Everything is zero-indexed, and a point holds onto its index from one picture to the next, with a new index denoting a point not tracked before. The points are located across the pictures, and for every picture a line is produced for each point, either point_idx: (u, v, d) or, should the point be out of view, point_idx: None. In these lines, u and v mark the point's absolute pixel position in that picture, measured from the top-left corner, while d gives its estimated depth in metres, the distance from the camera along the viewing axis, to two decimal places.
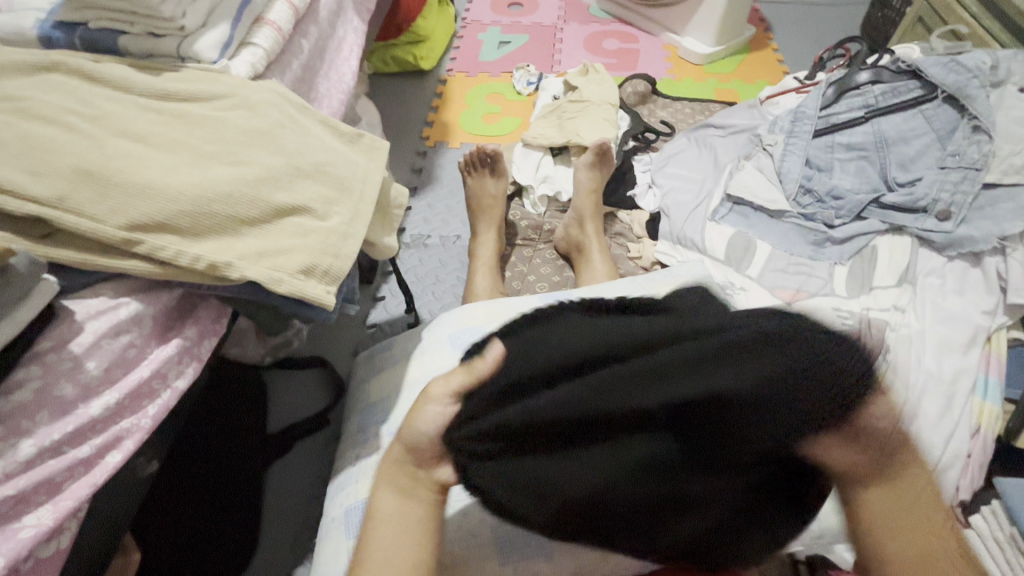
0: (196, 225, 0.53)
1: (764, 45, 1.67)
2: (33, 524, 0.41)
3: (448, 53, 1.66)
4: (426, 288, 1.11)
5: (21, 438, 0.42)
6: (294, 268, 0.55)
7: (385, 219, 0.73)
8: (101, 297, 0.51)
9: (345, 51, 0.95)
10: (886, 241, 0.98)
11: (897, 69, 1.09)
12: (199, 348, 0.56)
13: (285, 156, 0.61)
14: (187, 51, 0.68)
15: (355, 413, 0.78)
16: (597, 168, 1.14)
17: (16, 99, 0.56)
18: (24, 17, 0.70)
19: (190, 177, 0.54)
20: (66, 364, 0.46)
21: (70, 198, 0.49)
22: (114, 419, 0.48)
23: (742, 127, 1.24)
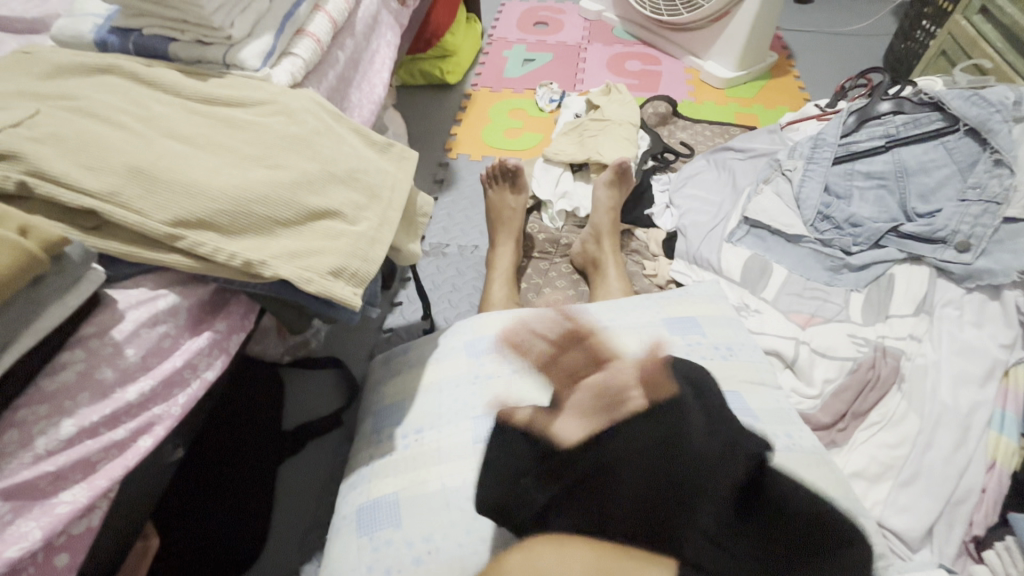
0: (234, 223, 0.55)
1: (786, 71, 1.69)
2: (69, 501, 0.43)
3: (473, 68, 1.71)
4: (443, 296, 1.13)
5: (64, 418, 0.45)
6: (325, 269, 0.58)
7: (410, 226, 0.75)
8: (141, 288, 0.54)
9: (377, 63, 0.98)
10: (904, 270, 0.98)
11: (919, 100, 1.09)
12: (228, 341, 0.58)
13: (320, 162, 0.64)
14: (233, 59, 0.71)
15: (370, 414, 0.80)
16: (615, 185, 1.16)
17: (75, 99, 0.59)
18: (83, 23, 0.74)
19: (232, 178, 0.57)
20: (108, 349, 0.49)
21: (122, 192, 0.52)
22: (147, 405, 0.51)
23: (762, 151, 1.26)
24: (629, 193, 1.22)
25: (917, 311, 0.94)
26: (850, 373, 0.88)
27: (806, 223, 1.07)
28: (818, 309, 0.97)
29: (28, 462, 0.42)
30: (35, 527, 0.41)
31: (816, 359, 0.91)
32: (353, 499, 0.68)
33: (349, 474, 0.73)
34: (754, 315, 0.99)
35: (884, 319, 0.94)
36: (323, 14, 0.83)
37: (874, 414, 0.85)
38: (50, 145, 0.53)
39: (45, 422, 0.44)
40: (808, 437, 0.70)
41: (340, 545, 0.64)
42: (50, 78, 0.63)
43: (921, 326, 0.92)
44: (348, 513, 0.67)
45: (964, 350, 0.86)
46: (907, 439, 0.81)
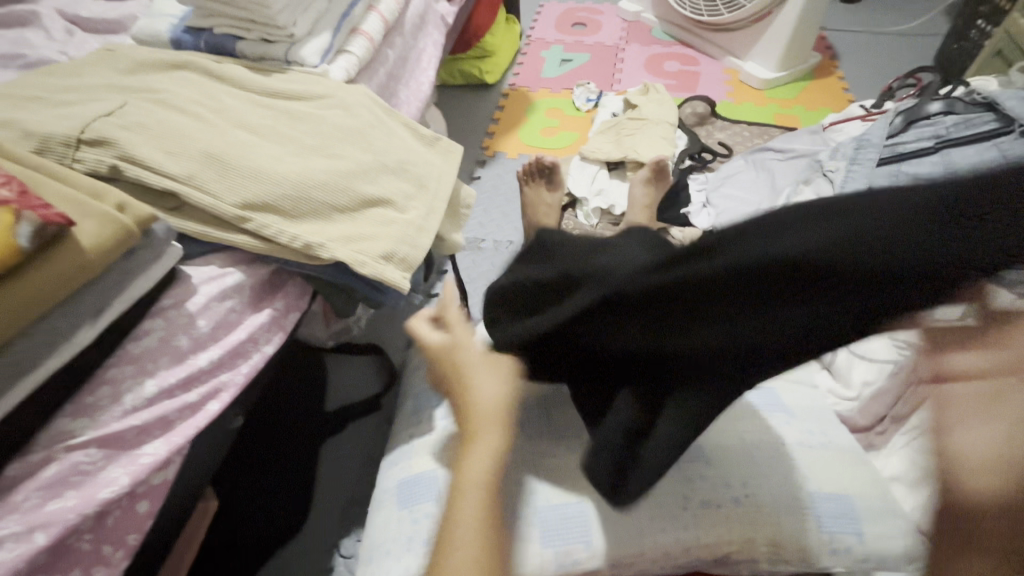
0: (297, 208, 0.59)
1: (829, 72, 1.66)
2: (151, 453, 0.48)
3: (511, 68, 1.74)
4: (478, 289, 1.17)
5: (147, 378, 0.49)
6: (377, 253, 0.61)
7: (454, 217, 0.78)
8: (212, 266, 0.58)
9: (424, 61, 1.02)
10: None
11: (972, 101, 1.07)
12: (285, 319, 0.62)
13: (374, 154, 0.67)
14: (294, 56, 0.76)
15: (409, 397, 0.83)
16: (653, 183, 1.16)
17: (155, 91, 0.64)
18: (159, 23, 0.80)
19: (295, 166, 0.61)
20: (183, 319, 0.53)
21: (199, 176, 0.56)
22: (215, 372, 0.55)
23: (801, 152, 1.25)
24: (665, 192, 1.22)
25: None
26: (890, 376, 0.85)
27: None
28: None
29: (118, 416, 0.47)
30: (123, 473, 0.45)
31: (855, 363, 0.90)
32: (395, 474, 0.71)
33: (390, 451, 0.76)
34: None
35: None
36: (376, 14, 0.87)
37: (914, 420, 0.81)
38: (137, 132, 0.58)
39: (131, 381, 0.48)
40: (843, 436, 0.71)
41: (382, 515, 0.67)
42: (134, 73, 0.69)
43: None
44: (390, 487, 0.70)
45: None
46: None
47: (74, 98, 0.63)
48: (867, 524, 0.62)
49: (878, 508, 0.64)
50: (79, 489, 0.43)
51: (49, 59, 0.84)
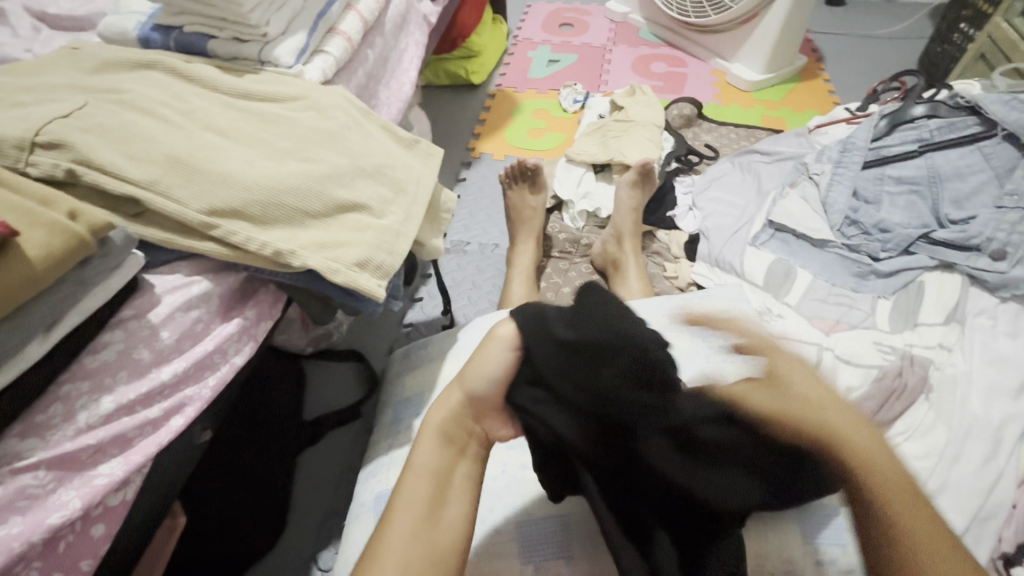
0: (267, 214, 0.57)
1: (816, 74, 1.66)
2: (107, 474, 0.45)
3: (498, 68, 1.72)
4: (462, 293, 1.15)
5: (104, 394, 0.47)
6: (351, 261, 0.59)
7: (434, 222, 0.76)
8: (177, 275, 0.56)
9: (405, 62, 1.00)
10: (934, 278, 0.96)
11: (955, 104, 1.07)
12: (256, 329, 0.60)
13: (350, 157, 0.65)
14: (268, 56, 0.74)
15: (389, 405, 0.81)
16: (638, 186, 1.15)
17: (119, 92, 0.62)
18: (128, 20, 0.78)
19: (265, 171, 0.59)
20: (145, 331, 0.51)
21: (163, 181, 0.54)
22: (179, 386, 0.52)
23: (789, 154, 1.24)
24: (651, 195, 1.21)
25: (947, 319, 0.91)
26: (874, 382, 0.86)
27: (833, 228, 1.05)
28: (843, 315, 0.96)
29: (71, 434, 0.45)
30: (76, 496, 0.43)
31: (840, 367, 0.89)
32: (372, 487, 0.69)
33: (369, 462, 0.74)
34: (776, 319, 0.97)
35: (912, 328, 0.92)
36: (355, 13, 0.85)
37: (899, 424, 0.83)
38: (98, 135, 0.55)
39: (86, 398, 0.46)
40: None
41: (358, 530, 0.65)
42: (98, 73, 0.67)
43: (951, 335, 0.90)
44: (366, 501, 0.68)
45: (997, 361, 0.84)
46: (935, 450, 0.80)
47: (32, 99, 0.60)
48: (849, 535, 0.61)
49: None
50: (27, 514, 0.41)
51: (12, 57, 0.81)
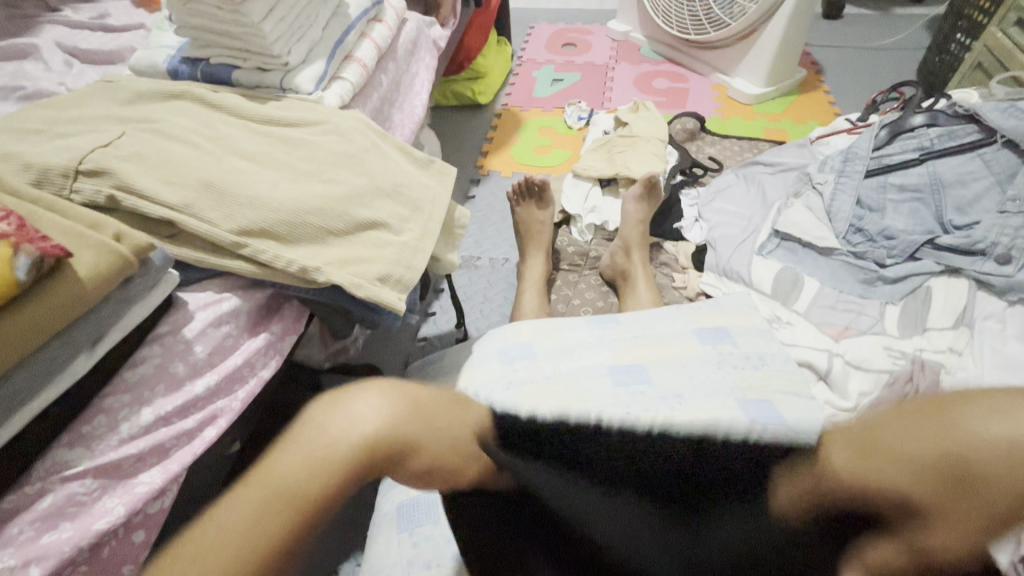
0: (293, 233, 0.60)
1: (815, 86, 1.70)
2: (147, 482, 0.47)
3: (504, 88, 1.77)
4: (475, 306, 1.17)
5: (143, 406, 0.49)
6: (372, 276, 0.62)
7: (449, 237, 0.79)
8: (208, 292, 0.58)
9: (417, 85, 1.04)
10: (942, 283, 0.97)
11: (954, 113, 1.08)
12: (281, 343, 0.62)
13: (368, 177, 0.68)
14: (289, 84, 0.77)
15: None
16: (644, 200, 1.18)
17: (153, 121, 0.66)
18: (157, 54, 0.82)
19: (290, 192, 0.62)
20: (180, 346, 0.54)
21: (196, 204, 0.57)
22: (212, 398, 0.55)
23: (792, 165, 1.27)
24: (658, 207, 1.23)
25: (956, 323, 0.92)
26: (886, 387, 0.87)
27: (838, 236, 1.06)
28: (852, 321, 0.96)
29: (114, 444, 0.47)
30: (119, 504, 0.45)
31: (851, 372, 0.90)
32: (392, 497, 0.70)
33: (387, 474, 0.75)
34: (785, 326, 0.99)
35: (922, 333, 0.93)
36: (369, 41, 0.89)
37: None
38: (135, 162, 0.59)
39: (127, 410, 0.49)
40: None
41: (380, 541, 0.66)
42: (131, 104, 0.71)
43: (961, 339, 0.90)
44: (388, 511, 0.69)
45: (1008, 365, 0.85)
46: None
47: (72, 130, 0.64)
48: None
49: None
50: (74, 520, 0.43)
51: (47, 91, 0.85)
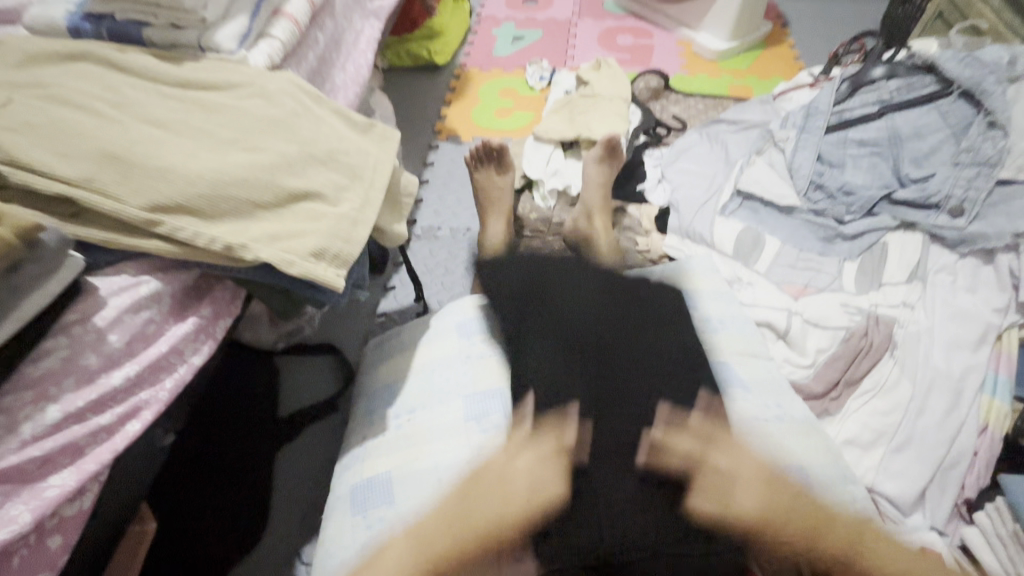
0: (214, 207, 0.55)
1: (780, 40, 1.73)
2: (58, 485, 0.44)
3: (462, 48, 1.71)
4: (435, 279, 1.17)
5: (48, 404, 0.45)
6: (306, 252, 0.58)
7: (395, 207, 0.74)
8: (123, 275, 0.54)
9: (361, 44, 0.97)
10: (897, 238, 0.97)
11: (913, 64, 1.08)
12: (213, 327, 0.59)
13: (300, 144, 0.64)
14: (207, 42, 0.70)
15: (361, 398, 0.82)
16: (490, 169, 1.17)
17: (48, 86, 0.58)
18: (53, 9, 0.73)
19: (208, 163, 0.57)
20: (91, 336, 0.49)
21: (97, 179, 0.51)
22: (134, 390, 0.51)
23: (753, 122, 1.25)
24: (509, 167, 1.18)
25: (910, 278, 0.93)
26: (842, 343, 0.89)
27: (799, 194, 1.08)
28: (811, 280, 0.98)
29: (16, 447, 0.43)
30: (24, 511, 0.42)
31: (809, 330, 0.92)
32: (347, 479, 0.70)
33: (342, 454, 0.74)
34: (746, 286, 1.00)
35: (878, 288, 0.94)
36: None
37: (866, 382, 0.86)
38: (23, 133, 0.52)
39: (30, 408, 0.45)
40: (797, 405, 0.72)
41: (334, 523, 0.66)
42: (22, 66, 0.62)
43: (914, 293, 0.91)
44: (342, 494, 0.68)
45: (958, 316, 0.86)
46: (900, 405, 0.83)
47: None
48: (819, 495, 0.64)
49: (830, 474, 0.66)
50: None
51: None
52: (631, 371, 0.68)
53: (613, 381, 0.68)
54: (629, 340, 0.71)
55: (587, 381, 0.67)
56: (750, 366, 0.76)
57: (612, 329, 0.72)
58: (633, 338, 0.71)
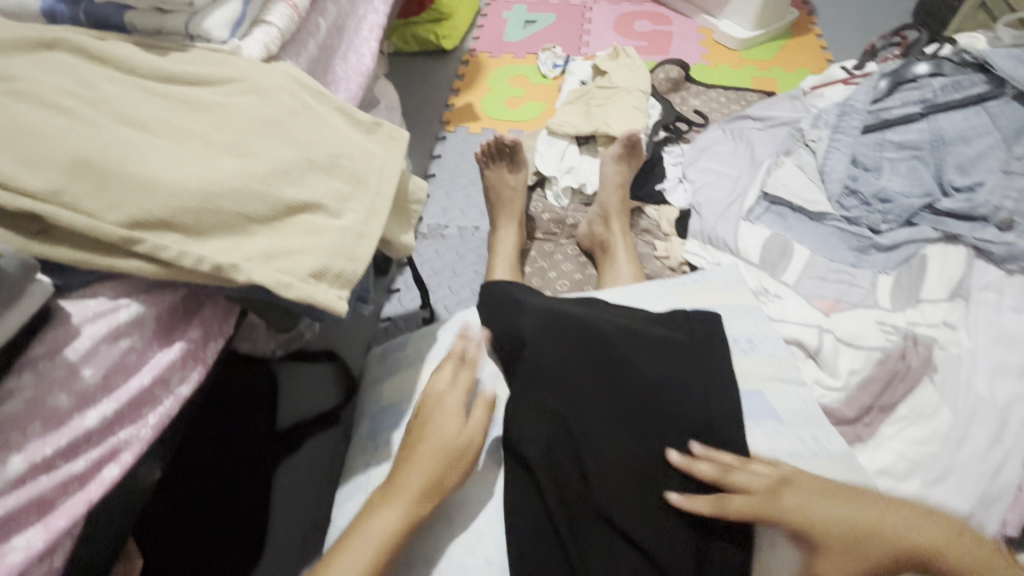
0: (202, 222, 0.49)
1: (806, 29, 1.64)
2: (23, 547, 0.39)
3: (471, 31, 1.62)
4: (442, 281, 1.12)
5: (10, 454, 0.40)
6: (304, 272, 0.52)
7: (403, 215, 0.68)
8: (99, 298, 0.48)
9: (365, 31, 0.89)
10: (938, 251, 0.91)
11: (961, 61, 1.00)
12: (203, 351, 0.54)
13: (299, 148, 0.57)
14: (196, 30, 0.63)
15: (366, 417, 0.77)
16: (502, 167, 1.11)
17: (15, 80, 0.52)
18: None
19: (195, 171, 0.50)
20: (61, 371, 0.44)
21: (66, 192, 0.45)
22: (112, 429, 0.46)
23: (783, 119, 1.17)
24: (521, 165, 1.12)
25: (951, 295, 0.87)
26: (877, 364, 0.83)
27: (830, 199, 1.01)
28: (843, 294, 0.92)
29: None
30: None
31: (841, 350, 0.86)
32: (349, 511, 0.65)
33: (344, 482, 0.70)
34: (773, 300, 0.94)
35: (915, 305, 0.88)
36: None
37: (902, 408, 0.80)
38: None
39: None
40: (836, 441, 0.67)
41: None
42: None
43: (956, 312, 0.85)
44: (343, 527, 0.64)
45: (1004, 339, 0.81)
46: (938, 434, 0.77)
47: None
48: None
49: None
50: None
51: None
52: (665, 409, 0.64)
53: (642, 415, 0.64)
54: (665, 371, 0.67)
55: (616, 417, 0.64)
56: (784, 392, 0.71)
57: (647, 357, 0.67)
58: (662, 381, 0.66)
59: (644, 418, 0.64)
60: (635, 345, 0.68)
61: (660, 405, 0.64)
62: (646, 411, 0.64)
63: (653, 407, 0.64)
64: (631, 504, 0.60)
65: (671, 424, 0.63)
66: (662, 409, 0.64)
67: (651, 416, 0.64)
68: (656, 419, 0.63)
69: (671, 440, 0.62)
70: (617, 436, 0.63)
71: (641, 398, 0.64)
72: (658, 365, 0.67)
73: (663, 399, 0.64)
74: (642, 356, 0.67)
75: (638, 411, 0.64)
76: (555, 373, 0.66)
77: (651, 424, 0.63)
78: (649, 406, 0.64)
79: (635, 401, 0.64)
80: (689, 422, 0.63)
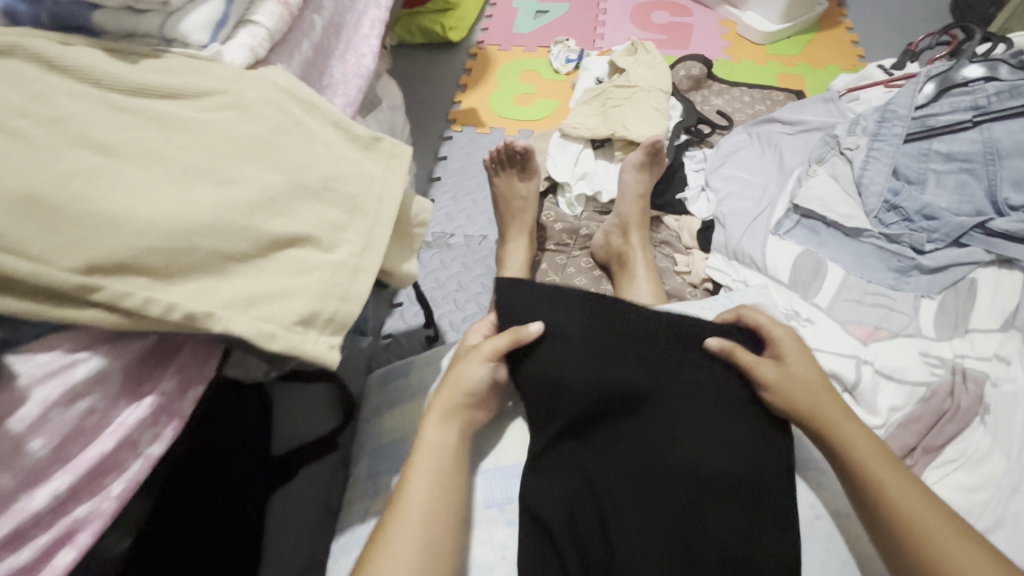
0: (172, 264, 0.43)
1: (836, 21, 1.54)
2: None
3: (479, 23, 1.53)
4: (447, 295, 1.05)
5: None
6: (291, 319, 0.45)
7: (404, 240, 0.61)
8: (53, 352, 0.41)
9: (365, 27, 0.81)
10: (988, 275, 0.84)
11: (1019, 64, 0.92)
12: (179, 403, 0.47)
13: (286, 171, 0.50)
14: (172, 33, 0.56)
15: (364, 454, 0.71)
16: (513, 175, 1.04)
17: None
18: None
19: (164, 204, 0.44)
20: (4, 446, 0.37)
21: (9, 232, 0.38)
22: (67, 506, 0.40)
23: (815, 124, 1.09)
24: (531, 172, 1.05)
25: (1005, 325, 0.79)
26: (921, 402, 0.76)
27: (867, 214, 0.93)
28: (882, 320, 0.84)
29: None
30: None
31: (881, 384, 0.79)
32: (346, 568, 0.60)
33: (341, 532, 0.64)
34: (805, 325, 0.87)
35: (962, 335, 0.81)
36: None
37: (950, 450, 0.73)
38: None
39: None
40: None
41: None
42: None
43: (1010, 344, 0.77)
44: None
45: None
46: (992, 480, 0.69)
47: None
48: None
49: None
50: None
51: None
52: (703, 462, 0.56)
53: (677, 467, 0.56)
54: (707, 411, 0.58)
55: (649, 469, 0.57)
56: None
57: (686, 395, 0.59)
58: (704, 419, 0.58)
59: (678, 472, 0.56)
60: (671, 381, 0.60)
61: (697, 457, 0.56)
62: (680, 463, 0.56)
63: (688, 460, 0.56)
64: (659, 574, 0.52)
65: (709, 481, 0.55)
66: (701, 461, 0.56)
67: (686, 468, 0.56)
68: (689, 475, 0.56)
69: (706, 501, 0.55)
70: (647, 495, 0.56)
71: (673, 447, 0.57)
72: (697, 407, 0.58)
73: (701, 450, 0.57)
74: (675, 393, 0.59)
75: (672, 463, 0.56)
76: (575, 416, 0.60)
77: (688, 481, 0.56)
78: (686, 457, 0.56)
79: (666, 455, 0.57)
80: (731, 477, 0.56)
